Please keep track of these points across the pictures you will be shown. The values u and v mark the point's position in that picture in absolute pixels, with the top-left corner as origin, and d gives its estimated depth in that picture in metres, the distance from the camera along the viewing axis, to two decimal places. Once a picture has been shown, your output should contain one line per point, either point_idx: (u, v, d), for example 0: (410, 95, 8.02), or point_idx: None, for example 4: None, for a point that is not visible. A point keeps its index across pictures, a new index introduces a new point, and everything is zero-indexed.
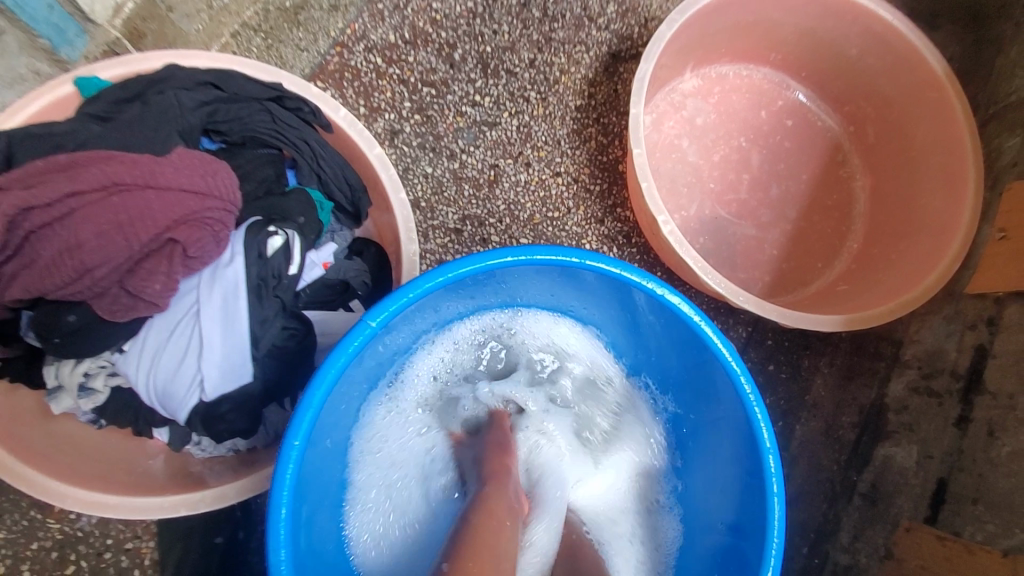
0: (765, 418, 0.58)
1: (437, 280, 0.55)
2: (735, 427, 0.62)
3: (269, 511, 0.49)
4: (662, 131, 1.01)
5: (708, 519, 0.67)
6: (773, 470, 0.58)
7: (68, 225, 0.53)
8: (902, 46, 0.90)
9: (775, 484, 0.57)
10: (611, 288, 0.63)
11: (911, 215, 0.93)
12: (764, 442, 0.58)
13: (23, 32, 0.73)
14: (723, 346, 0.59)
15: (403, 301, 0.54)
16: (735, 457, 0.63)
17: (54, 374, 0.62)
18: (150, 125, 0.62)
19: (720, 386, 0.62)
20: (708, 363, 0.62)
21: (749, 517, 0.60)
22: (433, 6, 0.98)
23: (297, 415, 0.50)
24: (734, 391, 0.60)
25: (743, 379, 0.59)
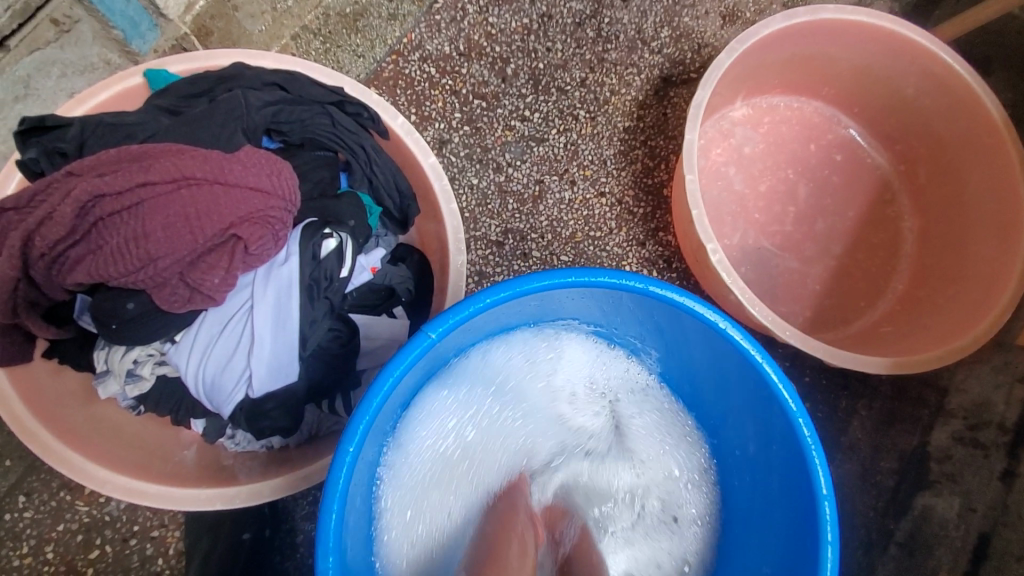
0: (822, 462, 0.57)
1: (501, 296, 0.56)
2: (787, 467, 0.61)
3: (319, 514, 0.50)
4: (709, 158, 1.01)
5: (752, 559, 0.65)
6: (830, 518, 0.56)
7: (137, 214, 0.54)
8: (961, 89, 0.89)
9: (830, 531, 0.55)
10: (667, 315, 0.64)
11: (962, 260, 0.92)
12: (820, 487, 0.56)
13: (98, 22, 0.75)
14: (782, 384, 0.58)
15: (467, 314, 0.54)
16: (785, 498, 0.61)
17: (105, 358, 0.63)
18: (217, 121, 0.63)
19: (775, 424, 0.61)
20: (765, 401, 0.60)
21: (797, 564, 0.59)
22: (489, 20, 0.99)
23: (351, 422, 0.50)
24: (790, 431, 0.58)
25: (801, 420, 0.58)
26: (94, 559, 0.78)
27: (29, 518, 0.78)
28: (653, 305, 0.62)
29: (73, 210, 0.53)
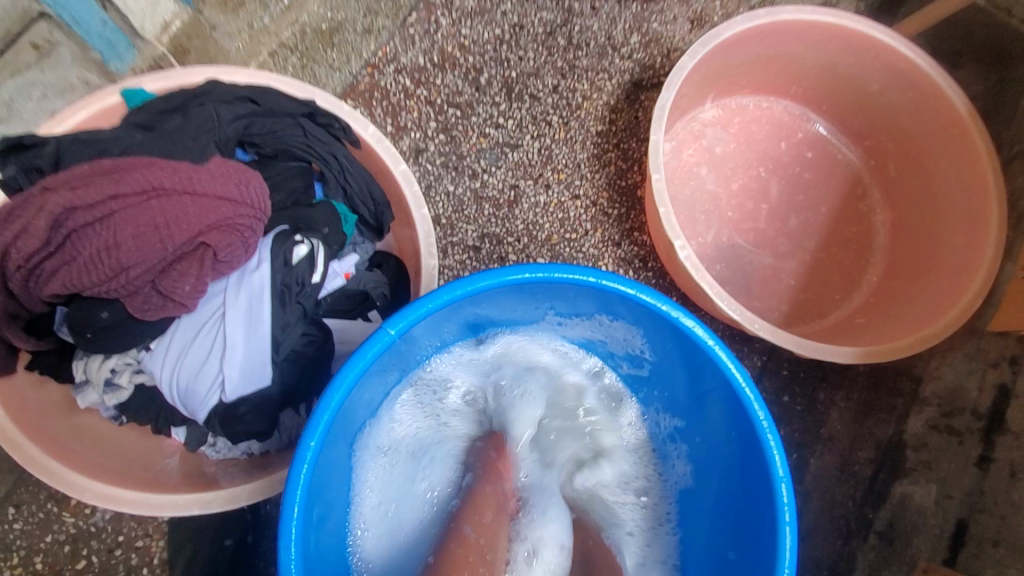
0: (778, 447, 0.59)
1: (456, 292, 0.57)
2: (746, 453, 0.62)
3: (280, 510, 0.51)
4: (682, 159, 1.03)
5: (717, 548, 0.67)
6: (786, 500, 0.58)
7: (108, 225, 0.55)
8: (924, 83, 0.91)
9: (787, 513, 0.57)
10: (623, 309, 0.65)
11: (932, 250, 0.93)
12: (777, 471, 0.58)
13: (76, 45, 0.77)
14: (736, 372, 0.60)
15: (420, 313, 0.56)
16: (744, 484, 0.63)
17: (84, 368, 0.64)
18: (190, 135, 0.65)
19: (733, 412, 0.63)
20: (722, 389, 0.62)
21: (756, 547, 0.61)
22: (461, 32, 1.02)
23: (313, 418, 0.52)
24: (747, 419, 0.60)
25: (756, 406, 0.60)
26: (81, 569, 0.79)
27: (16, 530, 0.79)
28: (612, 300, 0.64)
29: (47, 222, 0.55)
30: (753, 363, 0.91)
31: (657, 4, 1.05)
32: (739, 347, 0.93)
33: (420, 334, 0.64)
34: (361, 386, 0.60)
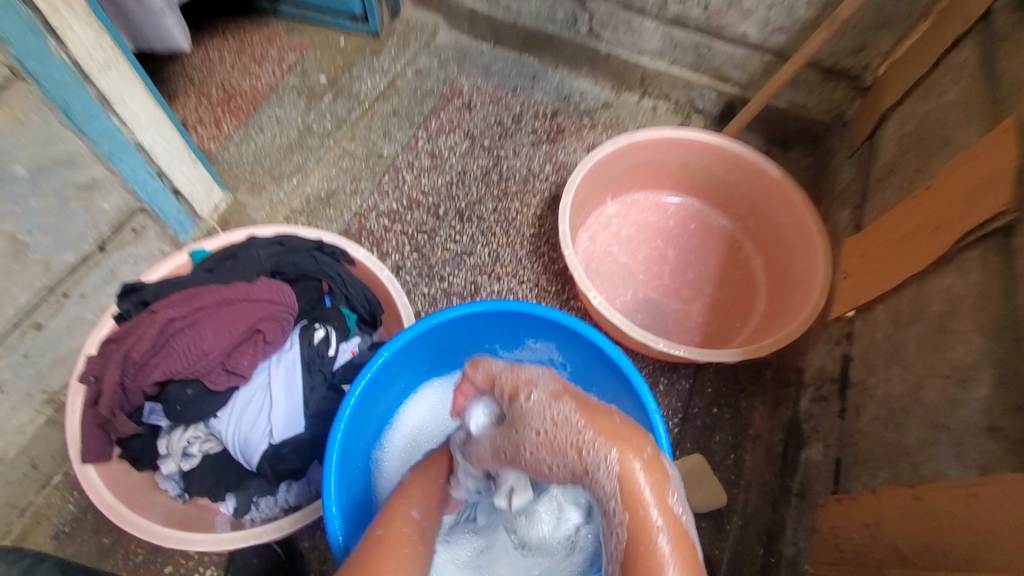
0: (647, 390, 0.87)
1: (422, 325, 0.91)
2: (633, 404, 0.90)
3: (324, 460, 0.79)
4: (597, 243, 1.37)
5: None
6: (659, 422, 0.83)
7: (195, 326, 0.84)
8: (748, 164, 1.29)
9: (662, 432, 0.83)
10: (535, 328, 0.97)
11: (790, 276, 1.24)
12: (651, 407, 0.85)
13: (159, 226, 1.06)
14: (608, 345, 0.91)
15: (398, 341, 0.89)
16: None
17: (167, 443, 0.89)
18: (241, 270, 0.98)
19: (619, 379, 0.92)
20: (609, 364, 0.93)
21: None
22: (422, 183, 1.42)
23: (341, 407, 0.83)
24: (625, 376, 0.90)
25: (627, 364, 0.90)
26: None
27: None
28: (527, 323, 0.96)
29: (155, 331, 0.83)
30: (682, 385, 1.19)
31: (559, 144, 1.52)
32: (669, 375, 1.21)
33: (409, 363, 0.97)
34: (369, 400, 0.90)
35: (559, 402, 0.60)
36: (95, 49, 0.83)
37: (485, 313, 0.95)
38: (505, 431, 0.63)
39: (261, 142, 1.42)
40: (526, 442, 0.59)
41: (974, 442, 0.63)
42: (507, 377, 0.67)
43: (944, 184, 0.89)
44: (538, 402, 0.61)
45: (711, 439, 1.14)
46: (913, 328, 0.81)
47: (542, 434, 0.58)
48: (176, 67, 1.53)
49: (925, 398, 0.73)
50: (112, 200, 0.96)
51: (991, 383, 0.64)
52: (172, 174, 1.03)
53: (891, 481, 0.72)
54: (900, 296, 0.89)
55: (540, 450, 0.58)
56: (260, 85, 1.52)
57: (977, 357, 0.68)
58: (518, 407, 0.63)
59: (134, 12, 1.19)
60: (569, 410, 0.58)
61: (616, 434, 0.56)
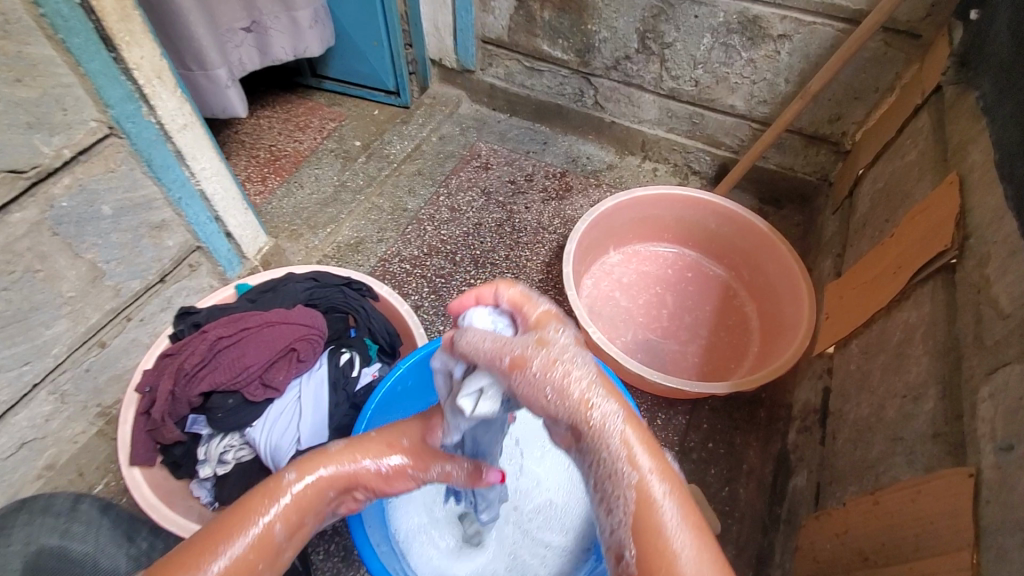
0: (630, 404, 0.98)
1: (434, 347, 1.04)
2: None
3: None
4: (600, 288, 1.48)
5: None
6: None
7: (240, 344, 0.97)
8: (738, 217, 1.41)
9: None
10: None
11: (779, 320, 1.32)
12: None
13: (212, 264, 1.22)
14: None
15: (412, 357, 1.02)
16: None
17: (206, 450, 0.99)
18: (279, 302, 1.12)
19: None
20: None
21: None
22: (442, 234, 1.58)
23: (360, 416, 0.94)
24: None
25: None
26: None
27: None
28: None
29: (206, 347, 0.96)
30: (679, 420, 1.25)
31: (567, 201, 1.67)
32: (666, 411, 1.28)
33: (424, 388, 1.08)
34: (389, 410, 1.01)
35: (587, 353, 0.56)
36: (177, 114, 1.02)
37: None
38: (513, 340, 0.56)
39: (301, 198, 1.59)
40: (536, 362, 0.54)
41: (921, 449, 0.72)
42: (541, 302, 0.63)
43: (904, 232, 1.00)
44: (564, 345, 0.56)
45: (707, 472, 1.18)
46: (878, 358, 0.91)
47: (553, 364, 0.54)
48: (231, 134, 1.76)
49: (886, 417, 0.82)
50: (175, 239, 1.11)
51: (936, 397, 0.74)
52: (226, 219, 1.20)
53: (859, 493, 0.80)
54: (870, 331, 0.98)
55: (540, 385, 0.54)
56: (302, 148, 1.73)
57: (926, 377, 0.77)
58: (544, 336, 0.57)
59: (203, 86, 1.43)
60: (591, 365, 0.56)
61: (627, 405, 0.55)
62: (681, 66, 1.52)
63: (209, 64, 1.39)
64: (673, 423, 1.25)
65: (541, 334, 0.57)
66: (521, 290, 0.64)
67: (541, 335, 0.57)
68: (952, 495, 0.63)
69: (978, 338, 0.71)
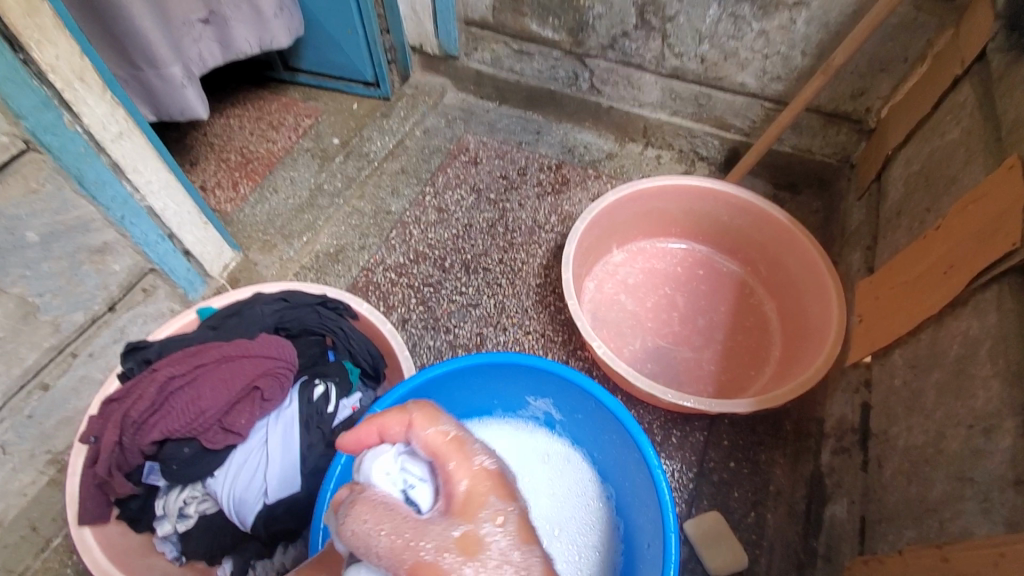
0: (648, 446, 0.87)
1: (420, 378, 0.91)
2: (635, 460, 0.90)
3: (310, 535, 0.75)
4: (604, 291, 1.35)
5: (645, 545, 0.87)
6: (662, 478, 0.84)
7: (194, 384, 0.85)
8: (753, 208, 1.28)
9: (665, 487, 0.83)
10: (534, 379, 0.98)
11: (804, 322, 1.20)
12: (653, 463, 0.85)
13: (169, 286, 1.10)
14: (605, 399, 0.92)
15: (393, 394, 0.88)
16: (641, 483, 0.89)
17: (164, 504, 0.87)
18: (245, 328, 0.99)
19: (619, 434, 0.93)
20: (609, 418, 0.93)
21: (657, 530, 0.83)
22: (429, 237, 1.45)
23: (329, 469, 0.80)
24: (623, 429, 0.91)
25: (624, 417, 0.90)
26: None
27: None
28: (527, 375, 0.98)
29: (155, 390, 0.84)
30: (696, 437, 1.13)
31: (564, 195, 1.54)
32: (682, 427, 1.15)
33: None
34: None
35: (533, 551, 0.49)
36: (109, 121, 0.91)
37: (484, 365, 0.95)
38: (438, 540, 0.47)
39: (275, 204, 1.44)
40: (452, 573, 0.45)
41: (1000, 498, 0.61)
42: (478, 458, 0.55)
43: (952, 225, 0.87)
44: (500, 548, 0.48)
45: (730, 496, 1.06)
46: (931, 375, 0.79)
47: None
48: (198, 136, 1.61)
49: (948, 449, 0.70)
50: (123, 262, 0.99)
51: (1015, 433, 0.62)
52: (182, 236, 1.09)
53: (919, 541, 0.68)
54: (916, 340, 0.85)
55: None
56: (276, 149, 1.58)
57: (999, 405, 0.65)
58: (474, 533, 0.48)
59: (156, 86, 1.29)
60: (524, 567, 0.48)
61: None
62: (684, 42, 1.37)
63: (161, 61, 1.24)
64: (690, 440, 1.13)
65: (470, 533, 0.48)
66: (447, 433, 0.56)
67: (469, 531, 0.48)
68: None
69: None
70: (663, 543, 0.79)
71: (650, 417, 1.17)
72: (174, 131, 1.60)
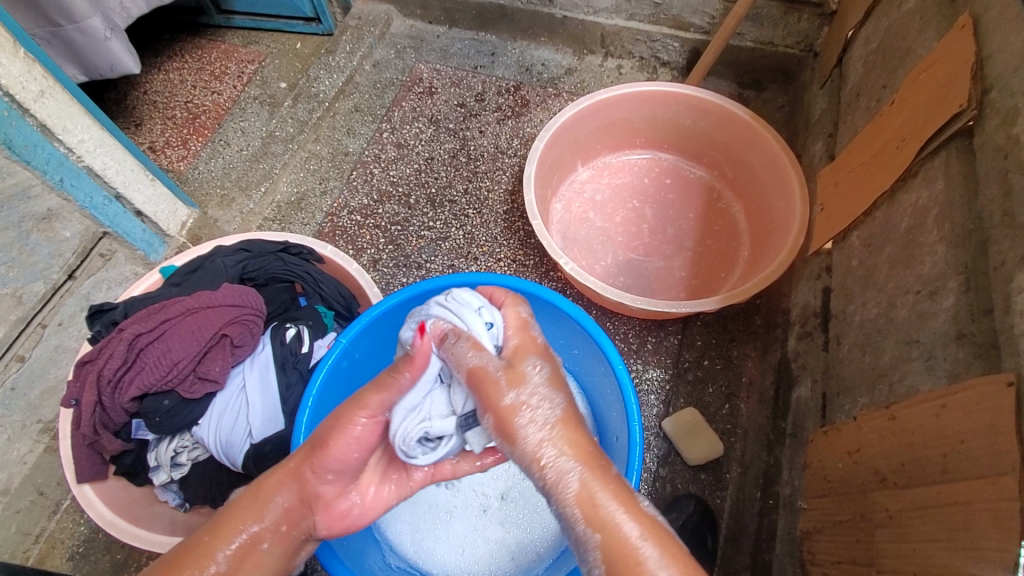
0: (609, 346, 0.89)
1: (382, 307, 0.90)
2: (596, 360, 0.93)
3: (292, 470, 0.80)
4: (572, 211, 1.34)
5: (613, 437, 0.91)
6: (622, 373, 0.87)
7: (163, 338, 0.87)
8: (716, 108, 1.25)
9: (627, 381, 0.86)
10: None
11: (770, 218, 1.20)
12: (614, 360, 0.88)
13: (128, 249, 1.08)
14: (564, 305, 0.93)
15: (359, 324, 0.89)
16: (607, 381, 0.92)
17: (155, 456, 0.90)
18: (208, 281, 0.97)
19: (580, 336, 0.95)
20: (570, 322, 0.94)
21: (623, 423, 0.86)
22: (391, 175, 1.42)
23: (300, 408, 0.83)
24: (584, 331, 0.93)
25: (583, 321, 0.92)
26: None
27: None
28: None
29: (124, 348, 0.86)
30: (670, 341, 1.16)
31: (524, 118, 1.50)
32: (656, 333, 1.18)
33: (374, 350, 0.95)
34: (334, 388, 0.90)
35: (556, 392, 0.61)
36: (27, 80, 0.86)
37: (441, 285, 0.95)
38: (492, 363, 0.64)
39: (229, 156, 1.38)
40: (507, 394, 0.60)
41: (943, 353, 0.63)
42: (535, 334, 0.71)
43: (906, 98, 0.85)
44: (537, 385, 0.61)
45: (705, 392, 1.11)
46: (884, 251, 0.80)
47: (522, 404, 0.59)
48: (139, 94, 1.51)
49: (897, 317, 0.73)
50: (72, 228, 0.98)
51: (957, 291, 0.64)
52: (130, 196, 1.06)
53: (871, 405, 0.72)
54: (872, 219, 0.86)
55: (504, 422, 0.59)
56: (223, 100, 1.49)
57: (943, 268, 0.67)
58: (517, 370, 0.63)
59: (79, 42, 1.21)
60: (555, 406, 0.60)
61: (580, 449, 0.57)
62: None
63: (77, 14, 1.16)
64: (666, 345, 1.16)
65: (518, 370, 0.63)
66: (520, 315, 0.74)
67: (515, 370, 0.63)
68: (984, 407, 0.54)
69: (1007, 215, 0.60)
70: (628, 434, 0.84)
71: (625, 329, 1.19)
72: (112, 92, 1.49)
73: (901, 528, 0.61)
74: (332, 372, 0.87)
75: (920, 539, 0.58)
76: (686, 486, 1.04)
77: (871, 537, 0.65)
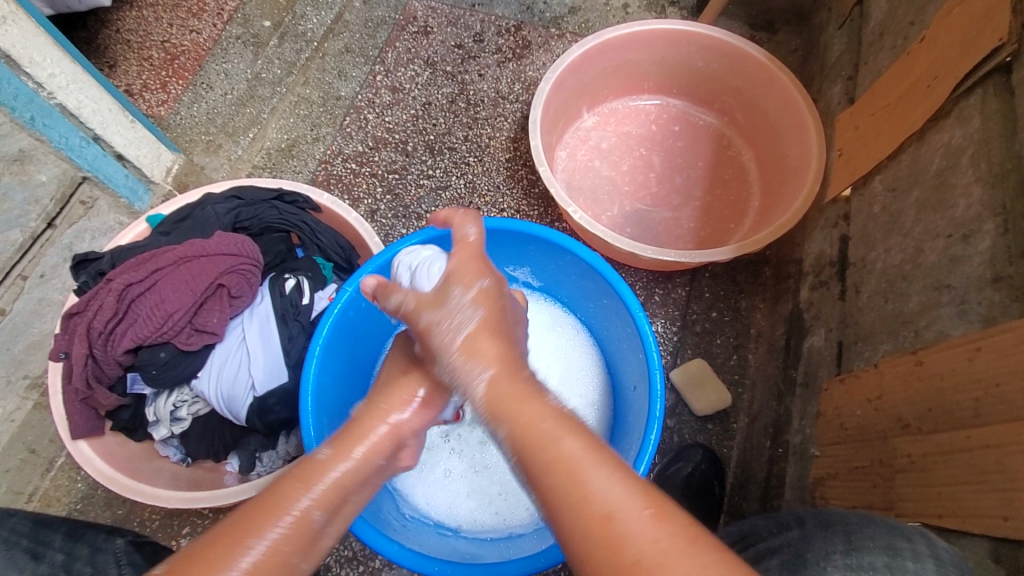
0: (629, 294, 0.86)
1: (388, 254, 0.86)
2: (615, 308, 0.90)
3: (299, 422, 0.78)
4: (577, 159, 1.29)
5: (632, 386, 0.89)
6: (642, 321, 0.84)
7: (155, 289, 0.83)
8: (731, 50, 1.19)
9: (647, 329, 0.83)
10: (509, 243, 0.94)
11: (784, 166, 1.15)
12: (635, 309, 0.85)
13: (110, 196, 1.02)
14: (581, 250, 0.89)
15: (364, 271, 0.85)
16: (626, 331, 0.89)
17: (154, 411, 0.87)
18: (200, 229, 0.92)
19: (600, 283, 0.91)
20: (589, 270, 0.91)
21: (643, 371, 0.84)
22: (386, 120, 1.35)
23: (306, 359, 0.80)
24: (604, 280, 0.89)
25: (602, 267, 0.88)
26: None
27: None
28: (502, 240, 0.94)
29: (114, 299, 0.82)
30: (678, 292, 1.14)
31: (526, 60, 1.42)
32: (663, 284, 1.15)
33: None
34: (342, 340, 0.87)
35: (474, 309, 0.64)
36: None
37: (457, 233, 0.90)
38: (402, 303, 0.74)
39: (213, 101, 1.31)
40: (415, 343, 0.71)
41: (976, 298, 0.62)
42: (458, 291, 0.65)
43: (938, 33, 0.80)
44: (458, 303, 0.64)
45: (713, 343, 1.10)
46: (910, 195, 0.77)
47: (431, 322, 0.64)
48: (110, 32, 1.38)
49: (925, 263, 0.71)
50: (48, 171, 0.92)
51: (994, 233, 0.62)
52: (109, 138, 0.98)
53: (894, 352, 0.71)
54: (897, 162, 0.83)
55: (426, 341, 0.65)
56: (202, 40, 1.37)
57: (979, 210, 0.65)
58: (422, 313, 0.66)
59: None
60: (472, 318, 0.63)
61: (487, 354, 0.60)
62: None
63: None
64: (675, 296, 1.14)
65: (438, 296, 0.66)
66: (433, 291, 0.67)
67: (443, 294, 0.65)
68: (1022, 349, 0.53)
69: None
70: (649, 381, 0.81)
71: (632, 281, 1.16)
72: (82, 30, 1.37)
73: (924, 472, 0.60)
74: (337, 322, 0.84)
75: (944, 483, 0.58)
76: (693, 436, 1.04)
77: (891, 481, 0.65)
